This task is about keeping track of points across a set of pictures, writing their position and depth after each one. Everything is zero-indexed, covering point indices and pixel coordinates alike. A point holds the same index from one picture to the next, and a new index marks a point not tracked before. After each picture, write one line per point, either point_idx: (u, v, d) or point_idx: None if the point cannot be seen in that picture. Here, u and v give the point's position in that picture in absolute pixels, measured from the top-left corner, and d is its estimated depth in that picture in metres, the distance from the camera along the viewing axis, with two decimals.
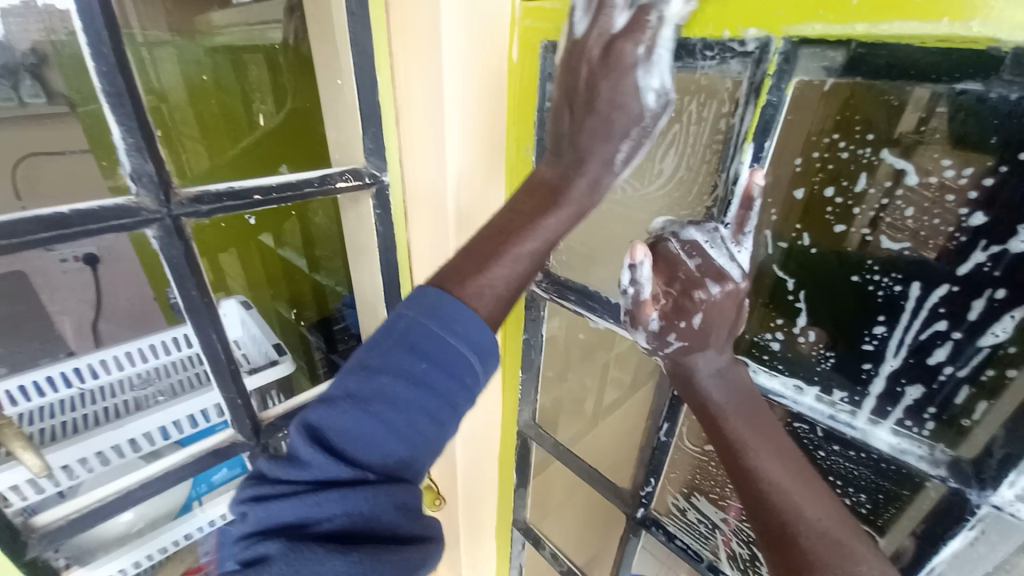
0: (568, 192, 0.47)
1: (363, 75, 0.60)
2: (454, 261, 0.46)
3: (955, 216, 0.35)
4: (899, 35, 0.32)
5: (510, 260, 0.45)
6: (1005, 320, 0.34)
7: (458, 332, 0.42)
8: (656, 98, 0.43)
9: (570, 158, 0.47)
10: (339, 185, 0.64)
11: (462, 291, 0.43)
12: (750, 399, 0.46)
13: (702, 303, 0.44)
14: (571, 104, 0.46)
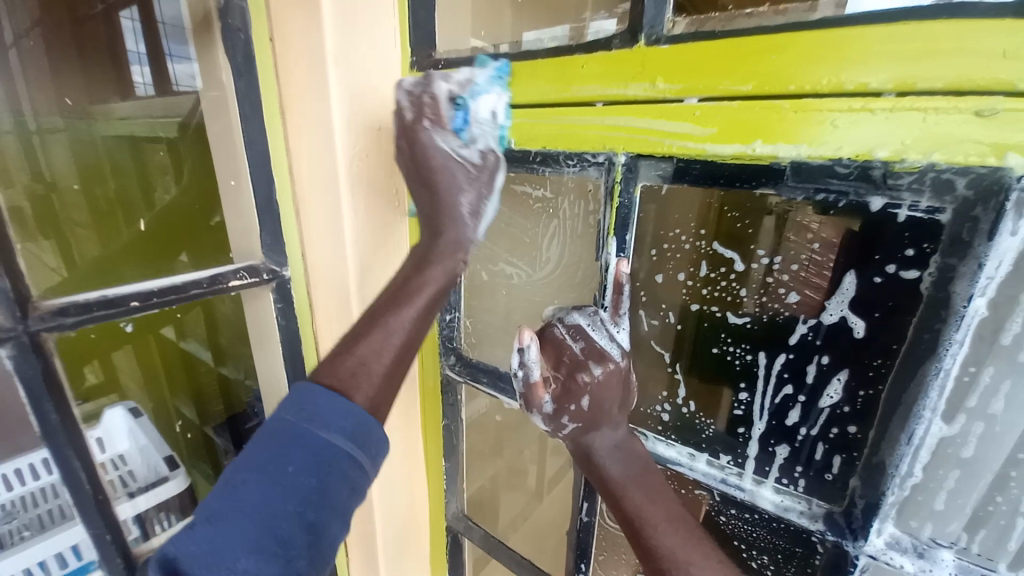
0: (431, 259, 0.52)
1: (258, 176, 0.60)
2: (347, 335, 0.47)
3: (778, 295, 0.42)
4: (703, 152, 0.40)
5: (384, 332, 0.47)
6: (835, 381, 0.40)
7: (331, 424, 0.41)
8: (478, 155, 0.52)
9: (433, 225, 0.53)
10: (231, 284, 0.62)
11: (338, 378, 0.44)
12: (644, 467, 0.48)
13: (588, 385, 0.47)
14: (415, 173, 0.53)
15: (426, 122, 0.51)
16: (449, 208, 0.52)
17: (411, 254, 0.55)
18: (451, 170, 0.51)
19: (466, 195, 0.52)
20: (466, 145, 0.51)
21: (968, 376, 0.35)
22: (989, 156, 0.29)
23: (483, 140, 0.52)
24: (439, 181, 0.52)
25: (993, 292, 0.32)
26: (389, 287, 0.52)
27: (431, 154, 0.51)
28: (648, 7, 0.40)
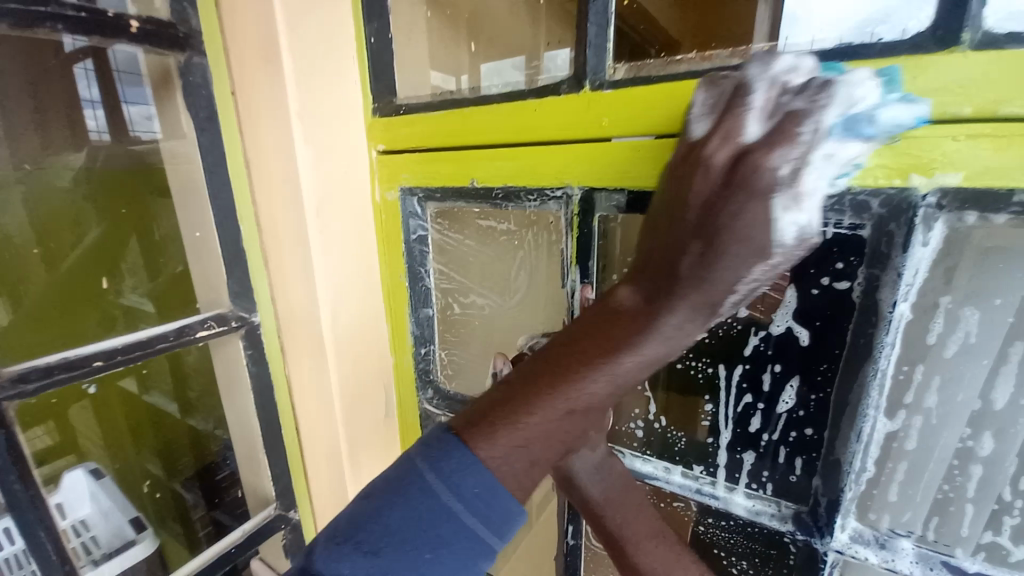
0: (637, 336, 0.35)
1: (223, 223, 0.60)
2: (496, 391, 0.38)
3: (731, 310, 0.45)
4: (649, 185, 0.43)
5: (582, 399, 0.35)
6: (788, 388, 0.43)
7: (475, 504, 0.34)
8: (796, 236, 0.31)
9: (650, 291, 0.35)
10: (198, 335, 0.60)
11: (492, 446, 0.35)
12: (624, 484, 0.49)
13: None
14: (671, 228, 0.34)
15: (781, 163, 0.30)
16: (720, 289, 0.32)
17: (614, 293, 0.38)
18: (751, 238, 0.31)
19: (756, 269, 0.32)
20: (790, 201, 0.30)
21: (903, 374, 0.38)
22: (897, 179, 0.34)
23: (807, 207, 0.31)
24: (718, 263, 0.32)
25: (914, 296, 0.36)
26: (580, 327, 0.37)
27: (755, 214, 0.30)
28: (590, 57, 0.44)
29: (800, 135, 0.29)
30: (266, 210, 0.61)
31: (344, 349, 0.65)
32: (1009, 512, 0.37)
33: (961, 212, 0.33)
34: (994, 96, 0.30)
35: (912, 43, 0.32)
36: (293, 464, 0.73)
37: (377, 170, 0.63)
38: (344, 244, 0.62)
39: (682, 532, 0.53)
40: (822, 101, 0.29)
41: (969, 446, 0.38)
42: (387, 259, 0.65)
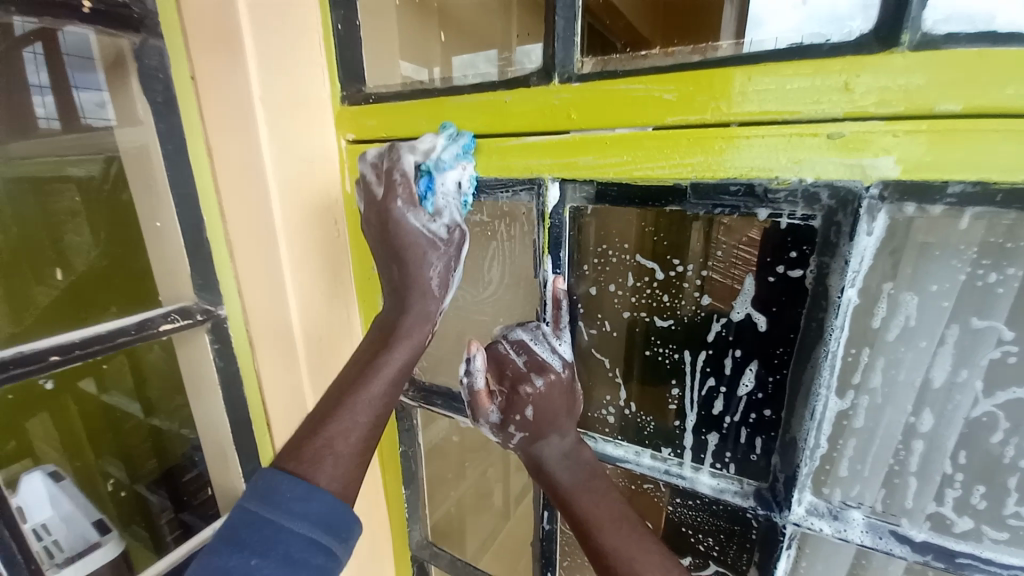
0: (398, 330, 0.52)
1: (184, 213, 0.58)
2: (307, 422, 0.47)
3: (695, 299, 0.47)
4: (615, 177, 0.45)
5: (347, 412, 0.47)
6: (748, 371, 0.45)
7: (292, 511, 0.40)
8: (445, 230, 0.52)
9: (399, 296, 0.53)
10: (161, 328, 0.59)
11: (301, 459, 0.43)
12: (589, 468, 0.51)
13: (530, 396, 0.51)
14: (381, 239, 0.52)
15: (399, 199, 0.49)
16: (420, 283, 0.52)
17: (381, 324, 0.54)
18: (417, 240, 0.50)
19: (433, 257, 0.52)
20: (432, 216, 0.51)
21: (851, 356, 0.40)
22: (848, 172, 0.36)
23: (445, 213, 0.51)
24: (408, 258, 0.51)
25: (860, 282, 0.38)
26: (361, 346, 0.54)
27: (403, 227, 0.50)
28: (558, 51, 0.45)
29: (396, 179, 0.49)
30: (228, 200, 0.59)
31: None
32: (948, 483, 0.40)
33: (901, 204, 0.36)
34: (928, 94, 0.33)
35: (859, 42, 0.34)
36: (264, 461, 0.72)
37: (347, 159, 0.62)
38: None
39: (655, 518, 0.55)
40: (396, 156, 0.50)
41: (912, 422, 0.40)
42: (358, 250, 0.65)
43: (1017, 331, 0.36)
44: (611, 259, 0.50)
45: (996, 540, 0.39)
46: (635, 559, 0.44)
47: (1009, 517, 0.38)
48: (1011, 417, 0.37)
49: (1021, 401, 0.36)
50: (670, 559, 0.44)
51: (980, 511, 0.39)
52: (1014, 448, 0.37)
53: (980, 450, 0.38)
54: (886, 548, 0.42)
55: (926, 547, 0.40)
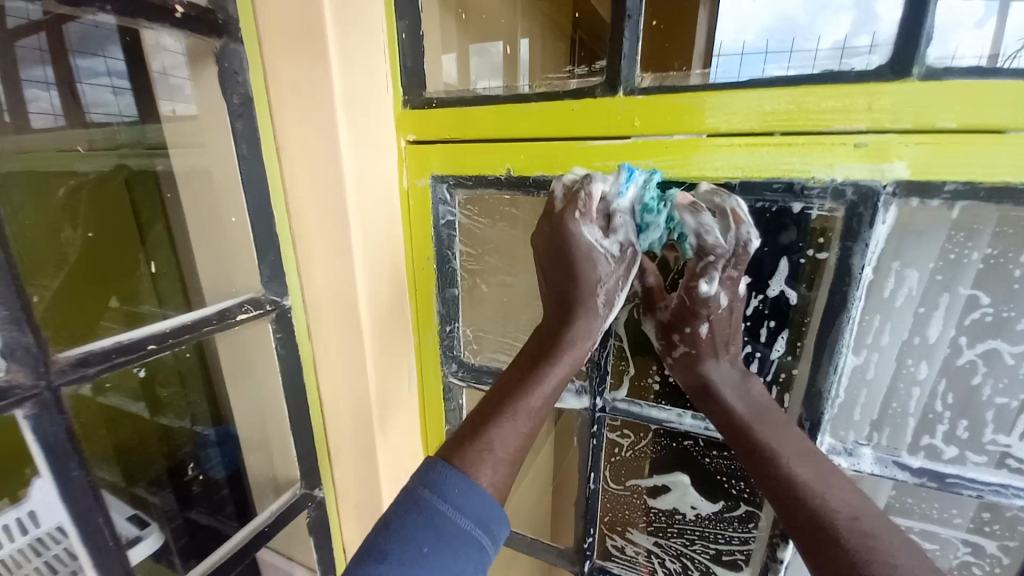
0: (561, 342, 0.54)
1: (256, 208, 0.62)
2: (455, 433, 0.51)
3: (736, 279, 0.55)
4: (672, 176, 0.52)
5: (510, 417, 0.50)
6: (780, 338, 0.55)
7: (459, 507, 0.44)
8: (619, 248, 0.53)
9: (562, 308, 0.55)
10: (238, 318, 0.63)
11: (462, 458, 0.47)
12: (763, 403, 0.51)
13: (703, 302, 0.51)
14: (553, 254, 0.53)
15: (575, 214, 0.51)
16: (588, 294, 0.53)
17: (539, 331, 0.57)
18: (590, 256, 0.52)
19: (602, 268, 0.53)
20: (602, 233, 0.52)
21: (865, 320, 0.50)
22: (869, 175, 0.45)
23: (621, 232, 0.53)
24: (579, 268, 0.52)
25: (874, 262, 0.48)
26: (519, 361, 0.56)
27: (578, 240, 0.51)
28: (624, 67, 0.52)
29: (582, 199, 0.50)
30: (295, 195, 0.63)
31: (379, 329, 0.67)
32: (940, 420, 0.51)
33: (907, 198, 0.45)
34: (929, 114, 0.42)
35: (877, 72, 0.43)
36: (319, 443, 0.76)
37: (406, 159, 0.66)
38: (378, 229, 0.65)
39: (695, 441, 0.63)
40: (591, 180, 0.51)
41: (911, 370, 0.51)
42: (415, 242, 0.69)
43: (991, 297, 0.46)
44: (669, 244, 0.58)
45: (976, 462, 0.50)
46: (827, 492, 0.43)
47: (986, 443, 0.49)
48: (988, 363, 0.48)
49: (994, 350, 0.47)
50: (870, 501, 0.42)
51: (964, 440, 0.50)
52: (990, 387, 0.48)
53: (964, 391, 0.49)
54: (891, 474, 0.52)
55: (923, 471, 0.51)
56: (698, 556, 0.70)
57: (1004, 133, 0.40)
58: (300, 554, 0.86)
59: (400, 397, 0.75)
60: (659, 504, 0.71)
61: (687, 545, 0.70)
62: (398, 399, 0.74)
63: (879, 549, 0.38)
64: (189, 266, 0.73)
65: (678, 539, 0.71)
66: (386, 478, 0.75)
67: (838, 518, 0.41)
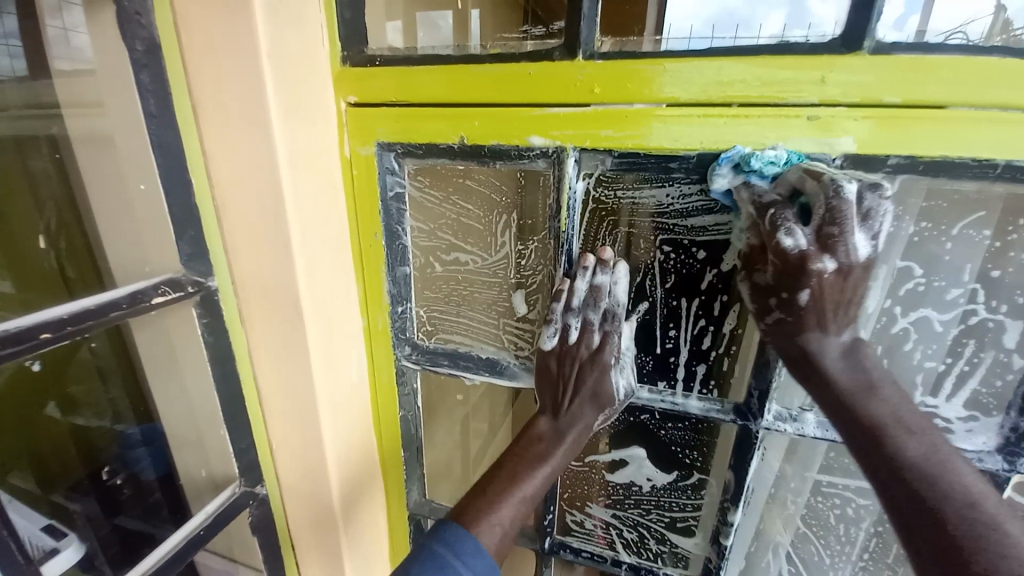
0: (557, 451, 0.59)
1: (172, 175, 0.54)
2: (466, 502, 0.55)
3: (695, 254, 0.56)
4: (628, 148, 0.51)
5: (515, 501, 0.55)
6: (732, 312, 0.57)
7: (470, 563, 0.48)
8: (626, 390, 0.60)
9: (564, 418, 0.60)
10: (155, 301, 0.55)
11: (477, 528, 0.51)
12: (874, 379, 0.46)
13: (816, 277, 0.45)
14: (559, 378, 0.60)
15: (593, 336, 0.58)
16: (591, 417, 0.60)
17: (537, 424, 0.61)
18: (604, 377, 0.59)
19: (612, 393, 0.60)
20: (620, 368, 0.60)
21: None
22: (820, 148, 0.46)
23: (625, 375, 0.60)
24: (595, 380, 0.59)
25: None
26: (513, 447, 0.60)
27: (603, 373, 0.59)
28: (584, 28, 0.49)
29: (593, 332, 0.58)
30: (216, 165, 0.56)
31: (324, 312, 0.62)
32: None
33: (853, 173, 0.46)
34: (878, 90, 0.43)
35: (830, 46, 0.43)
36: (258, 438, 0.70)
37: (346, 124, 0.60)
38: (321, 201, 0.59)
39: (655, 417, 0.65)
40: (605, 278, 0.56)
41: None
42: (361, 217, 0.64)
43: (923, 268, 0.50)
44: (634, 228, 0.57)
45: None
46: (945, 475, 0.39)
47: (917, 405, 0.54)
48: (918, 330, 0.52)
49: (925, 318, 0.51)
50: (991, 490, 0.38)
51: None
52: (920, 352, 0.52)
53: (897, 356, 0.53)
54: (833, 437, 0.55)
55: None
56: (654, 525, 0.72)
57: (943, 108, 0.42)
58: (241, 553, 0.80)
59: (348, 384, 0.70)
60: (617, 478, 0.72)
61: (643, 515, 0.72)
62: (346, 387, 0.69)
63: (996, 531, 0.35)
64: (95, 243, 0.63)
65: (635, 510, 0.72)
66: (337, 470, 0.70)
67: (944, 491, 0.38)
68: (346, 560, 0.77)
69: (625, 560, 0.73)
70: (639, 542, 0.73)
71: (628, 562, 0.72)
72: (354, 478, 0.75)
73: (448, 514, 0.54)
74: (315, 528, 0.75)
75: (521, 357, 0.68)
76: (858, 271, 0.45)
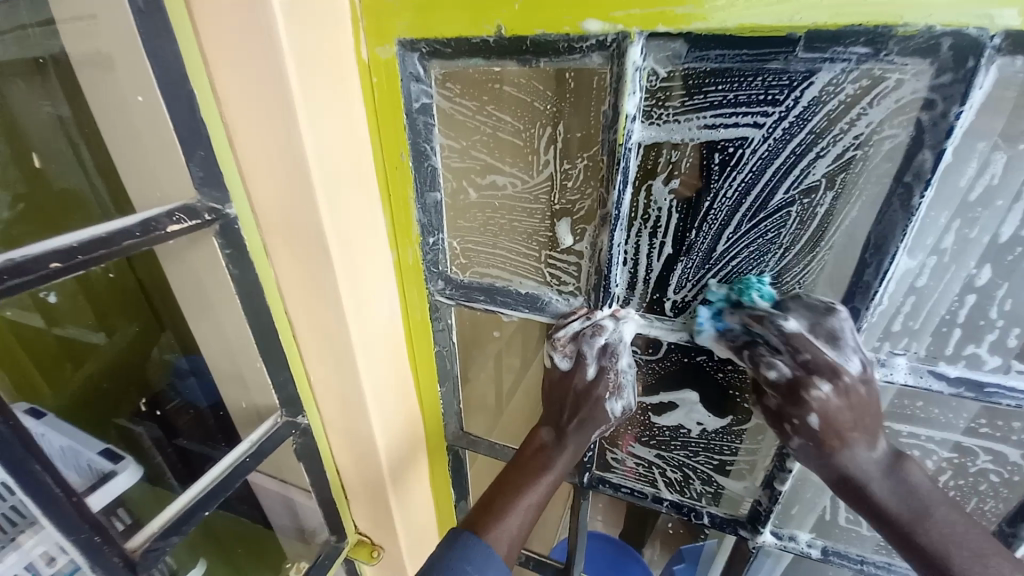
0: (556, 460, 0.61)
1: (173, 87, 0.48)
2: (476, 509, 0.58)
3: (783, 170, 0.46)
4: (708, 31, 0.41)
5: (519, 510, 0.57)
6: (820, 243, 0.48)
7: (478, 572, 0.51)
8: (621, 409, 0.62)
9: (565, 431, 0.61)
10: (169, 230, 0.52)
11: (486, 536, 0.54)
12: (925, 502, 0.46)
13: (817, 400, 0.47)
14: (562, 403, 0.61)
15: (587, 369, 0.59)
16: (588, 435, 0.61)
17: (538, 436, 0.64)
18: (599, 405, 0.60)
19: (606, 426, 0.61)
20: (616, 393, 0.60)
21: (928, 217, 0.43)
22: (978, 19, 0.35)
23: (624, 395, 0.61)
24: (594, 410, 0.60)
25: (956, 141, 0.39)
26: (512, 466, 0.62)
27: (597, 401, 0.60)
28: None
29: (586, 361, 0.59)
30: (224, 76, 0.50)
31: (352, 243, 0.57)
32: (990, 328, 0.46)
33: (1014, 57, 0.36)
34: None
35: None
36: (295, 372, 0.69)
37: (361, 19, 0.51)
38: (339, 116, 0.52)
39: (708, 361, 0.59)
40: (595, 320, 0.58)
41: (972, 276, 0.45)
42: (384, 133, 0.56)
43: None
44: (697, 146, 0.48)
45: (1020, 369, 0.46)
46: (937, 540, 0.44)
47: None
48: None
49: None
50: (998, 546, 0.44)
51: (1012, 349, 0.46)
52: None
53: None
54: (925, 384, 0.49)
55: (960, 381, 0.48)
56: (700, 467, 0.69)
57: None
58: (288, 477, 0.83)
59: (381, 319, 0.66)
60: (664, 420, 0.68)
61: (689, 457, 0.69)
62: (379, 325, 0.66)
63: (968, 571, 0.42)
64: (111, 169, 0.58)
65: (681, 451, 0.69)
66: (374, 404, 0.69)
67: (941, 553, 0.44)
68: (388, 489, 0.78)
69: (666, 497, 0.71)
70: (683, 482, 0.71)
71: (669, 499, 0.71)
72: (392, 413, 0.73)
73: (459, 523, 0.57)
74: (357, 455, 0.76)
75: (565, 293, 0.62)
76: (856, 386, 0.46)
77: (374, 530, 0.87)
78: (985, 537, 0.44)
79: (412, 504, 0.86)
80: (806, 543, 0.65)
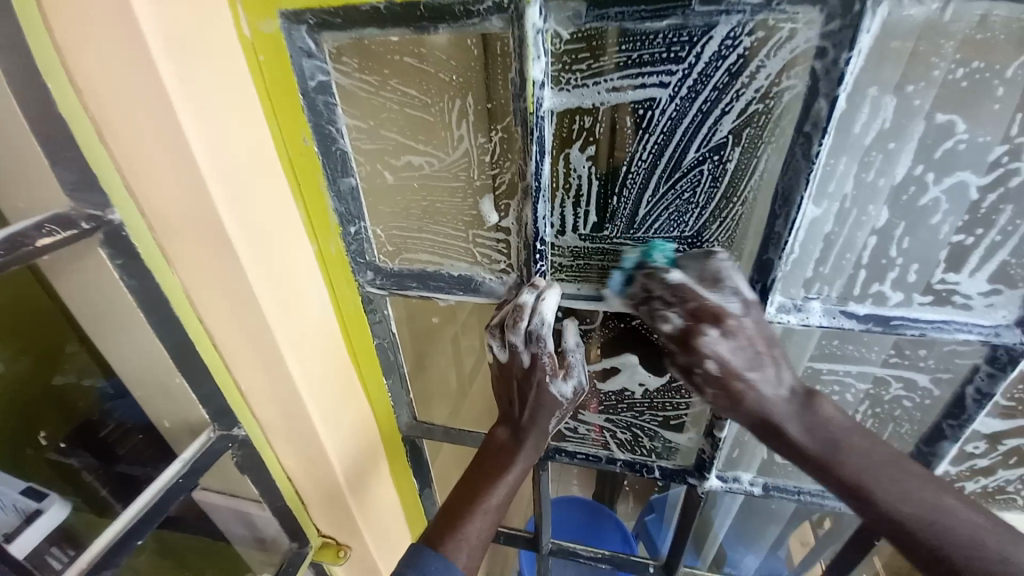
0: (517, 454, 0.60)
1: (18, 81, 0.42)
2: (438, 520, 0.58)
3: (693, 128, 0.46)
4: None
5: (480, 514, 0.57)
6: (734, 199, 0.49)
7: None
8: (573, 390, 0.58)
9: (522, 426, 0.60)
10: (42, 244, 0.45)
11: (444, 546, 0.55)
12: (839, 435, 0.48)
13: (708, 349, 0.48)
14: (516, 398, 0.60)
15: (525, 355, 0.56)
16: (541, 425, 0.59)
17: (497, 433, 0.63)
18: (551, 397, 0.58)
19: (556, 414, 0.59)
20: (563, 374, 0.57)
21: (829, 164, 0.45)
22: None
23: (571, 379, 0.58)
24: (543, 398, 0.58)
25: (849, 88, 0.40)
26: (478, 461, 0.62)
27: (545, 388, 0.57)
28: None
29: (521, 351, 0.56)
30: (80, 64, 0.43)
31: (262, 242, 0.53)
32: (891, 266, 0.49)
33: None
34: None
35: None
36: (224, 384, 0.65)
37: None
38: (225, 101, 0.46)
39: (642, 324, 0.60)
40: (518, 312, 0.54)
41: (873, 218, 0.47)
42: (280, 118, 0.52)
43: (968, 122, 0.41)
44: (609, 109, 0.47)
45: (921, 303, 0.50)
46: (924, 510, 0.44)
47: (935, 283, 0.49)
48: (950, 200, 0.45)
49: (961, 184, 0.44)
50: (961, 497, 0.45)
51: (912, 284, 0.49)
52: (948, 225, 0.46)
53: (921, 231, 0.47)
54: (838, 324, 0.52)
55: (869, 317, 0.51)
56: (647, 425, 0.71)
57: None
58: (237, 492, 0.79)
59: (311, 319, 0.62)
60: (609, 386, 0.69)
61: (636, 417, 0.71)
62: (309, 325, 0.62)
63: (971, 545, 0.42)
64: None
65: (628, 412, 0.71)
66: (315, 407, 0.66)
67: (919, 520, 0.44)
68: (345, 490, 0.76)
69: (618, 457, 0.74)
70: (632, 442, 0.73)
71: (621, 459, 0.74)
72: (338, 414, 0.71)
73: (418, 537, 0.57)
74: (306, 460, 0.73)
75: (499, 272, 0.61)
76: (747, 328, 0.48)
77: (338, 531, 0.85)
78: (959, 499, 0.45)
79: (374, 501, 0.84)
80: (748, 483, 0.69)
